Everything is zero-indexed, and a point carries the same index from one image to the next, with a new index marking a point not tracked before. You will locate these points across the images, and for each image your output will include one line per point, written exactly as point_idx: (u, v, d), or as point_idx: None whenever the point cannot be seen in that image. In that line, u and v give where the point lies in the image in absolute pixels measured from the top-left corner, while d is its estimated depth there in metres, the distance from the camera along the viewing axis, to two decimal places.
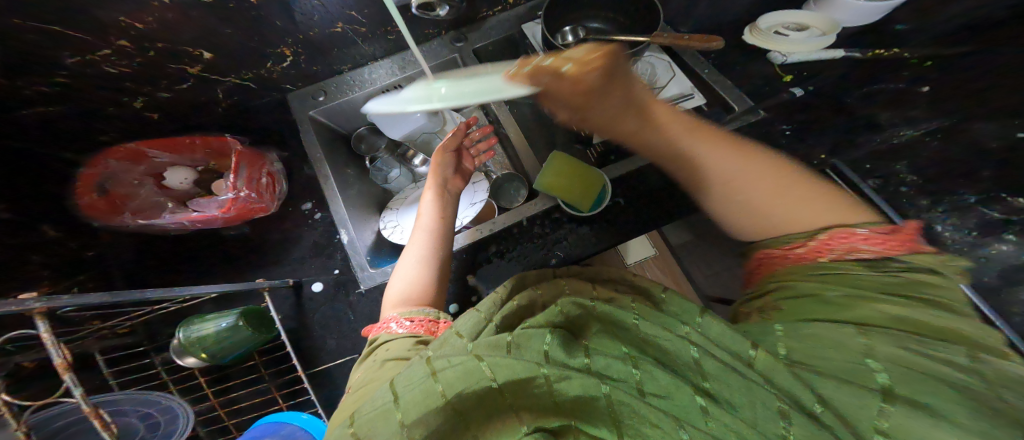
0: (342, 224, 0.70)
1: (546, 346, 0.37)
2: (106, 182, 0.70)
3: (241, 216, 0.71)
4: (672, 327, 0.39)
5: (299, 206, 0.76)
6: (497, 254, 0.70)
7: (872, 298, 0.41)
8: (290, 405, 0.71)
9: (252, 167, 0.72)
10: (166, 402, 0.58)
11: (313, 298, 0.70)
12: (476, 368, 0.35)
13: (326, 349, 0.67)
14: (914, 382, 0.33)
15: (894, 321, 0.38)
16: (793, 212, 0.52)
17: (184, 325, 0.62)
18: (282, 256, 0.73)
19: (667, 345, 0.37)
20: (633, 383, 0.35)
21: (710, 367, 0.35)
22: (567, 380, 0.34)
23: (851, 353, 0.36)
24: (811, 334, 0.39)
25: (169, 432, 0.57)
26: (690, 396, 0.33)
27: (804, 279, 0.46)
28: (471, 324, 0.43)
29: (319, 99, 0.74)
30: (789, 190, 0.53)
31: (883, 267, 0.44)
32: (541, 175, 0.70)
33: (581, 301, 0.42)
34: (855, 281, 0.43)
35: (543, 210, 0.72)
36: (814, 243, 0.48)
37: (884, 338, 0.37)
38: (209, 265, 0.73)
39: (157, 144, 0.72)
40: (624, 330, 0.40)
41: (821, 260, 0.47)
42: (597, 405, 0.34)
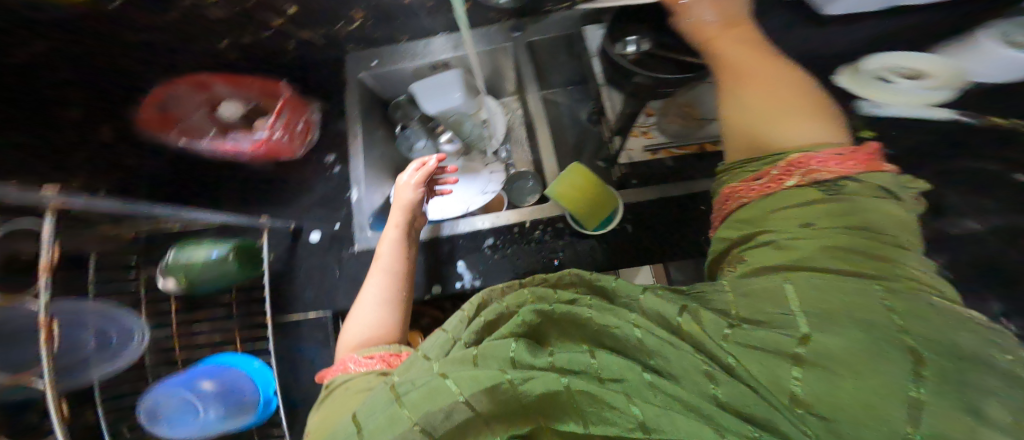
0: (355, 181, 0.70)
1: (511, 353, 0.32)
2: (168, 103, 0.72)
3: (269, 155, 0.74)
4: (619, 313, 0.36)
5: (323, 157, 0.78)
6: (492, 247, 0.67)
7: (815, 233, 0.40)
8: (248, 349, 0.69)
9: (293, 113, 0.76)
10: (127, 324, 0.56)
11: (308, 246, 0.70)
12: (441, 386, 0.29)
13: (302, 300, 0.68)
14: (827, 325, 0.32)
15: (827, 259, 0.38)
16: (782, 125, 0.49)
17: (176, 246, 0.60)
18: (293, 199, 0.75)
19: (614, 329, 0.34)
20: (591, 373, 0.31)
21: (652, 343, 0.33)
22: (533, 379, 0.29)
23: (782, 305, 0.35)
24: (750, 287, 0.38)
25: (116, 355, 0.53)
26: (638, 372, 0.31)
27: (767, 219, 0.45)
28: (439, 345, 0.37)
29: (372, 63, 0.76)
30: (802, 113, 0.49)
31: (838, 190, 0.43)
32: (554, 184, 0.61)
33: (541, 308, 0.37)
34: (818, 211, 0.42)
35: (548, 218, 0.67)
36: (773, 174, 0.46)
37: (824, 285, 0.35)
38: (224, 193, 0.75)
39: (223, 77, 0.74)
40: (582, 324, 0.36)
41: (783, 191, 0.45)
42: (559, 400, 0.29)
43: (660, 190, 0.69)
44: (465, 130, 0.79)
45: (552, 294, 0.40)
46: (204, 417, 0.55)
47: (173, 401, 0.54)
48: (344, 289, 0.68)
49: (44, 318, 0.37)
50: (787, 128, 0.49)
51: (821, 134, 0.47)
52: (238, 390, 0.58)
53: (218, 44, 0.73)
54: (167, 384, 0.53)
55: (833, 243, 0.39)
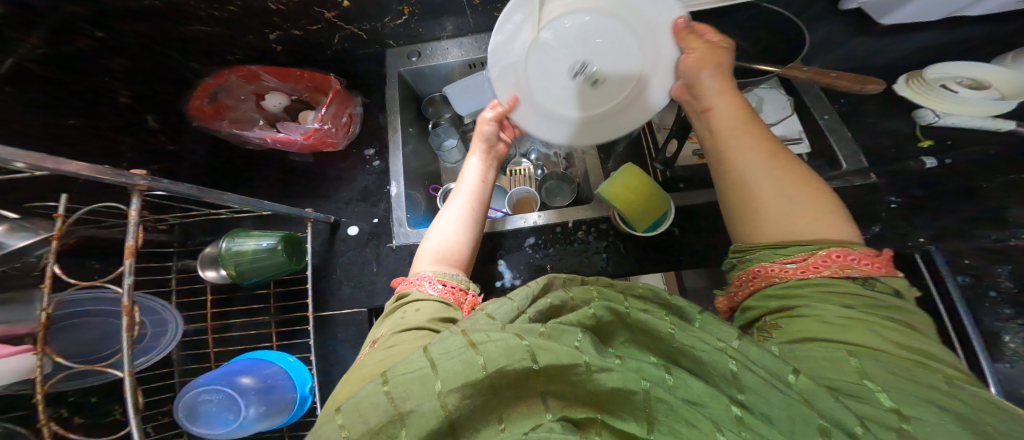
0: (394, 177, 0.72)
1: (577, 342, 0.32)
2: (219, 94, 0.78)
3: (314, 146, 0.75)
4: (710, 340, 0.33)
5: (362, 151, 0.80)
6: (533, 246, 0.66)
7: (860, 317, 0.36)
8: (281, 346, 0.71)
9: (340, 105, 0.77)
10: (164, 316, 0.55)
11: (346, 240, 0.72)
12: (517, 346, 0.29)
13: (339, 295, 0.69)
14: (903, 398, 0.29)
15: (879, 342, 0.34)
16: (800, 219, 0.42)
17: (229, 236, 0.61)
18: (331, 193, 0.77)
19: (704, 354, 0.32)
20: (667, 386, 0.30)
21: (748, 380, 0.29)
22: (607, 371, 0.29)
23: (842, 371, 0.32)
24: (805, 353, 0.34)
25: (148, 349, 0.53)
26: (725, 404, 0.29)
27: (800, 295, 0.40)
28: (503, 310, 0.36)
29: (411, 59, 0.78)
30: (818, 196, 0.43)
31: (872, 286, 0.38)
32: (606, 184, 0.59)
33: (614, 307, 0.36)
34: (851, 297, 0.38)
35: (590, 219, 0.67)
36: (808, 260, 0.40)
37: (890, 366, 0.32)
38: (265, 183, 0.77)
39: (272, 70, 0.80)
40: (660, 337, 0.34)
41: (818, 277, 0.40)
42: (632, 401, 0.29)
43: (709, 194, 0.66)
44: None
45: (624, 298, 0.38)
46: (244, 415, 0.55)
47: (214, 397, 0.54)
48: (381, 284, 0.70)
49: (127, 303, 0.38)
50: (812, 216, 0.42)
51: (835, 228, 0.42)
52: (274, 387, 0.59)
53: (269, 37, 0.74)
54: (207, 375, 0.56)
55: (877, 331, 0.35)
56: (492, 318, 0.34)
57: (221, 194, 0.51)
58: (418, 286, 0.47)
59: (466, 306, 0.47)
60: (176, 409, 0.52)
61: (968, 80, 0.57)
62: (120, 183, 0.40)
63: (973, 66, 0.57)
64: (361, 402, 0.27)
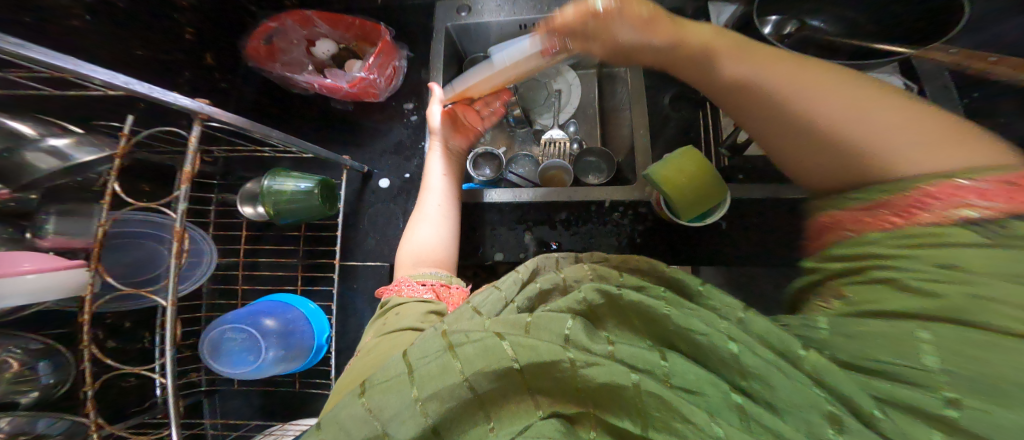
0: (430, 132, 0.70)
1: (566, 330, 0.29)
2: (274, 36, 0.78)
3: (357, 96, 0.75)
4: (708, 318, 0.29)
5: (401, 105, 0.79)
6: (563, 223, 0.63)
7: (967, 275, 0.25)
8: (304, 290, 0.73)
9: (387, 57, 0.74)
10: (202, 246, 0.58)
11: (376, 191, 0.73)
12: (495, 346, 0.26)
13: (364, 245, 0.70)
14: (1002, 391, 0.21)
15: (978, 311, 0.24)
16: (893, 159, 0.30)
17: (270, 175, 0.61)
18: (367, 143, 0.77)
19: (700, 336, 0.28)
20: (659, 375, 0.26)
21: (752, 363, 0.25)
22: (595, 365, 0.26)
23: (905, 354, 0.25)
24: (861, 330, 0.27)
25: (186, 276, 0.56)
26: (723, 391, 0.25)
27: (873, 253, 0.30)
28: (489, 301, 0.34)
29: (460, 14, 0.74)
30: (907, 118, 0.31)
31: (1005, 229, 0.25)
32: (657, 166, 0.54)
33: (606, 287, 0.32)
34: (955, 247, 0.26)
35: (630, 201, 0.62)
36: (896, 201, 0.30)
37: (983, 345, 0.23)
38: (306, 127, 0.79)
39: (325, 16, 0.79)
40: (655, 320, 0.30)
41: (910, 227, 0.29)
42: (620, 397, 0.25)
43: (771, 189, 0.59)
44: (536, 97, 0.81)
45: (617, 276, 0.36)
46: (263, 357, 0.57)
47: (237, 336, 0.56)
48: None
49: (179, 228, 0.39)
50: (904, 141, 0.30)
51: (953, 154, 0.29)
52: (293, 331, 0.61)
53: None
54: (237, 313, 0.58)
55: (986, 298, 0.24)
56: (476, 312, 0.32)
57: (271, 132, 0.52)
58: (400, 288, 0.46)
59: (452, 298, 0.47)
60: (200, 343, 0.54)
61: None
62: (184, 109, 0.40)
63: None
64: (339, 415, 0.26)
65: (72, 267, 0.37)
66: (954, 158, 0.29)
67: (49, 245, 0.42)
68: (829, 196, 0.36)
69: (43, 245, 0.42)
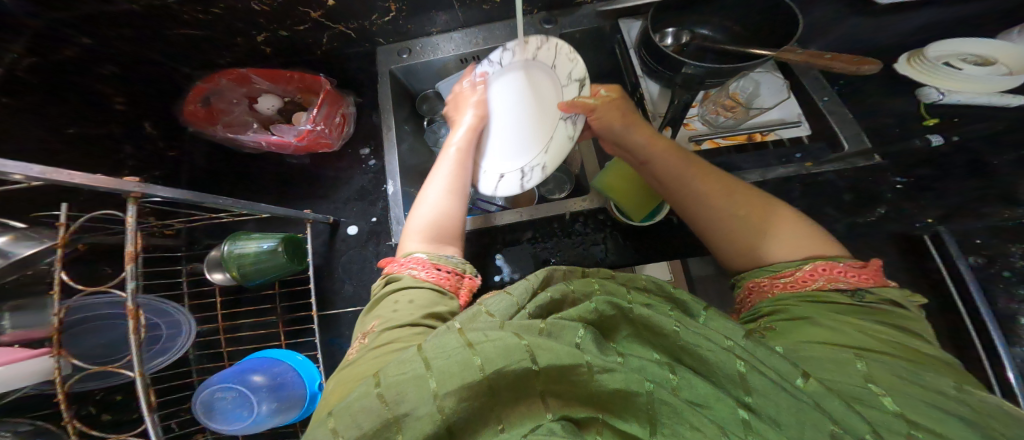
0: (391, 175, 0.71)
1: (578, 339, 0.32)
2: (211, 97, 0.78)
3: (309, 148, 0.75)
4: (714, 338, 0.34)
5: (358, 150, 0.79)
6: (531, 240, 0.67)
7: (853, 324, 0.38)
8: (290, 344, 0.72)
9: (332, 105, 0.76)
10: (177, 317, 0.57)
11: (346, 239, 0.73)
12: (514, 345, 0.30)
13: (342, 294, 0.70)
14: (911, 404, 0.30)
15: (871, 341, 0.36)
16: (773, 246, 0.47)
17: (230, 239, 0.61)
18: (329, 193, 0.77)
19: (708, 353, 0.32)
20: (669, 387, 0.31)
21: (757, 383, 0.30)
22: (609, 373, 0.30)
23: (847, 373, 0.33)
24: (807, 354, 0.35)
25: (167, 349, 0.55)
26: (731, 407, 0.29)
27: (795, 305, 0.42)
28: (503, 306, 0.37)
29: (403, 56, 0.78)
30: (775, 221, 0.47)
31: (863, 298, 0.41)
32: (601, 175, 0.62)
33: (617, 302, 0.36)
34: (838, 307, 0.40)
35: (588, 210, 0.66)
36: (798, 274, 0.44)
37: (889, 368, 0.33)
38: (263, 186, 0.78)
39: (262, 73, 0.78)
40: (662, 335, 0.34)
41: (809, 290, 0.42)
42: (636, 402, 0.29)
43: None
44: None
45: (625, 293, 0.40)
46: (257, 411, 0.57)
47: (227, 395, 0.56)
48: None
49: (132, 306, 0.38)
50: (777, 238, 0.47)
51: (811, 246, 0.46)
52: (283, 386, 0.60)
53: (257, 39, 0.74)
54: (221, 375, 0.57)
55: (869, 333, 0.37)
56: (491, 315, 0.36)
57: (219, 199, 0.51)
58: (408, 269, 0.47)
59: (462, 292, 0.48)
60: (193, 408, 0.54)
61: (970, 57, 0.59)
62: (114, 191, 0.39)
63: (973, 42, 0.59)
64: (352, 406, 0.28)
65: (37, 356, 0.37)
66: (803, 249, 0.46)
67: (10, 339, 0.40)
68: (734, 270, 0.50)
69: (2, 340, 0.40)
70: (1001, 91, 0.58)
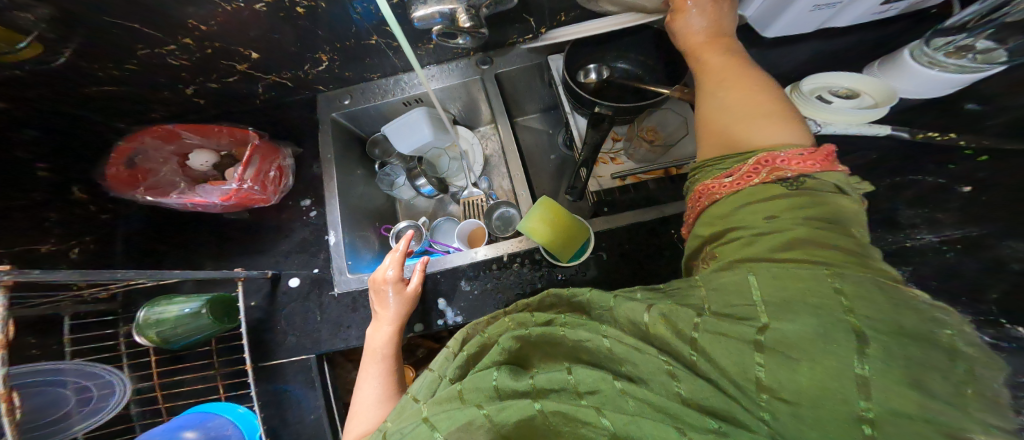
0: (332, 226, 0.73)
1: (494, 382, 0.35)
2: (136, 158, 0.75)
3: (242, 205, 0.73)
4: (594, 328, 0.38)
5: (299, 201, 0.78)
6: (470, 284, 0.67)
7: (780, 225, 0.36)
8: (231, 397, 0.68)
9: (264, 160, 0.74)
10: (108, 378, 0.58)
11: (287, 292, 0.70)
12: (423, 432, 0.30)
13: (283, 346, 0.67)
14: (780, 311, 0.31)
15: (795, 254, 0.34)
16: (753, 141, 0.43)
17: (147, 305, 0.59)
18: (271, 246, 0.74)
19: (586, 342, 0.37)
20: (570, 390, 0.33)
21: (620, 350, 0.35)
22: (506, 408, 0.31)
23: (743, 295, 0.33)
24: (722, 281, 0.35)
25: (99, 409, 0.57)
26: (609, 382, 0.33)
27: (732, 215, 0.40)
28: (425, 385, 0.38)
29: (344, 102, 0.82)
30: (756, 123, 0.44)
31: (798, 187, 0.38)
32: (525, 219, 0.60)
33: (519, 333, 0.39)
34: (770, 208, 0.38)
35: (525, 251, 0.68)
36: (744, 170, 0.41)
37: (782, 274, 0.32)
38: (203, 241, 0.75)
39: (190, 127, 0.78)
40: (556, 341, 0.39)
41: (751, 188, 0.40)
42: (537, 425, 0.31)
43: (633, 215, 0.67)
44: (442, 165, 0.86)
45: (530, 318, 0.43)
46: None
47: None
48: (326, 331, 0.67)
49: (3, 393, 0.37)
50: (764, 138, 0.43)
51: (784, 136, 0.42)
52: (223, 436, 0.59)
53: (186, 93, 0.73)
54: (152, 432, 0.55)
55: (799, 239, 0.34)
56: (415, 400, 0.37)
57: (114, 272, 0.49)
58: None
59: None
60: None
61: (841, 89, 0.60)
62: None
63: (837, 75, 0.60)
64: None
65: None
66: (771, 137, 0.42)
67: None
68: (706, 161, 0.46)
69: None
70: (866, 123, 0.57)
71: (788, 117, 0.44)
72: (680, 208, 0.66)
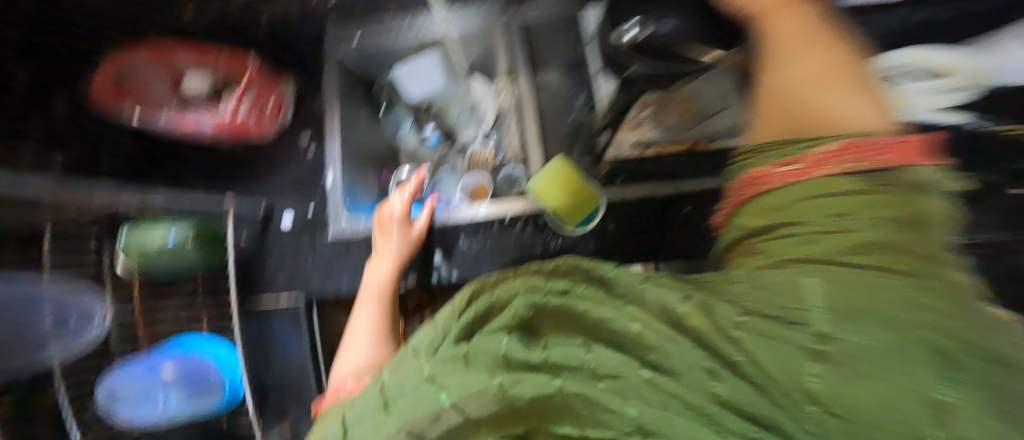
0: (330, 164, 0.68)
1: (502, 349, 0.31)
2: (125, 76, 0.65)
3: (236, 133, 0.68)
4: (618, 310, 0.35)
5: (297, 138, 0.73)
6: (466, 241, 0.66)
7: (850, 224, 0.39)
8: (213, 331, 0.67)
9: (264, 92, 0.71)
10: (92, 308, 0.56)
11: (280, 230, 0.68)
12: (424, 390, 0.27)
13: (274, 284, 0.66)
14: (843, 320, 0.31)
15: (857, 257, 0.37)
16: (841, 118, 0.45)
17: (128, 222, 0.60)
18: (266, 180, 0.71)
19: (612, 322, 0.34)
20: (588, 370, 0.30)
21: (652, 338, 0.32)
22: (520, 382, 0.27)
23: (800, 299, 0.34)
24: (768, 281, 0.37)
25: (77, 337, 0.52)
26: (636, 370, 0.30)
27: (792, 207, 0.43)
28: (428, 339, 0.35)
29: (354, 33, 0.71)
30: (852, 95, 0.46)
31: (886, 185, 0.39)
32: (535, 179, 0.57)
33: (534, 300, 0.35)
34: (841, 205, 0.40)
35: (529, 213, 0.65)
36: (812, 158, 0.43)
37: (851, 278, 0.35)
38: (192, 171, 0.71)
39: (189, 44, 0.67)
40: (576, 316, 0.35)
41: (811, 180, 0.42)
42: (554, 404, 0.27)
43: (645, 190, 0.64)
44: (450, 116, 0.79)
45: (545, 284, 0.39)
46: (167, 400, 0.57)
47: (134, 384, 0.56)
48: (318, 273, 0.66)
49: None
50: (858, 113, 0.45)
51: (873, 118, 0.44)
52: (205, 374, 0.59)
53: None
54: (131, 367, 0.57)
55: (868, 241, 0.37)
56: (416, 354, 0.34)
57: None
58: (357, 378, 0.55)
59: None
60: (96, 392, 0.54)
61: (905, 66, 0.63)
62: None
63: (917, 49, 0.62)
64: None
65: None
66: (870, 118, 0.44)
67: None
68: (767, 147, 0.47)
69: None
70: (947, 108, 0.61)
71: (870, 103, 0.46)
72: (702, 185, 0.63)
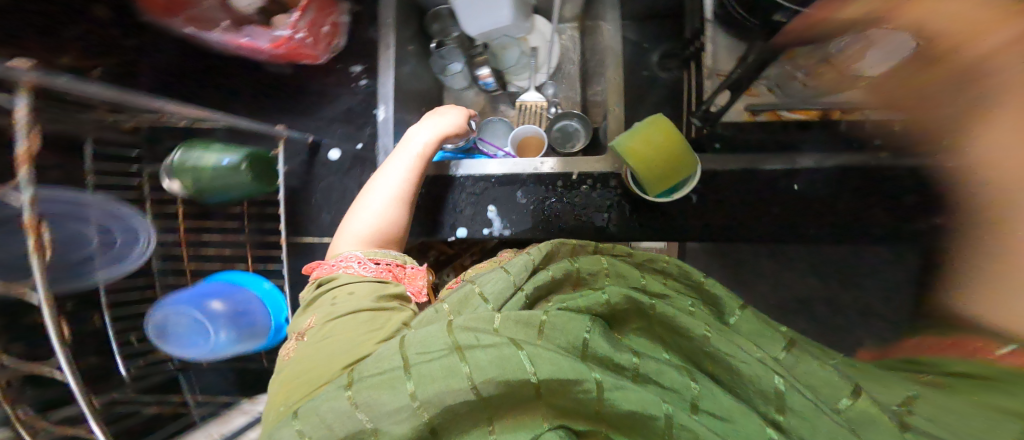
0: (382, 99, 0.62)
1: (585, 334, 0.27)
2: None
3: (288, 57, 0.63)
4: (746, 348, 0.29)
5: (349, 67, 0.67)
6: (524, 193, 0.58)
7: None
8: (258, 269, 0.64)
9: (319, 11, 0.62)
10: (135, 226, 0.50)
11: (326, 164, 0.63)
12: (511, 355, 0.23)
13: (318, 222, 0.62)
14: None
15: None
16: None
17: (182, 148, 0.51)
18: (314, 110, 0.66)
19: (739, 363, 0.27)
20: (687, 397, 0.25)
21: (795, 401, 0.25)
22: (622, 390, 0.23)
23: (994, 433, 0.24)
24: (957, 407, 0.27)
25: (121, 259, 0.49)
26: (757, 421, 0.24)
27: None
28: (498, 287, 0.31)
29: None
30: None
31: None
32: (625, 136, 0.48)
33: (635, 296, 0.31)
34: None
35: (600, 173, 0.58)
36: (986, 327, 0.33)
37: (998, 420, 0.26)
38: (237, 93, 0.67)
39: None
40: (688, 336, 0.30)
41: None
42: (649, 426, 0.23)
43: (741, 159, 0.56)
44: (508, 58, 0.71)
45: (638, 277, 0.36)
46: (214, 339, 0.49)
47: (183, 320, 0.48)
48: None
49: (32, 219, 0.29)
50: None
51: None
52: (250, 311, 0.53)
53: None
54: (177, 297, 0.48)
55: None
56: (485, 301, 0.30)
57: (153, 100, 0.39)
58: (342, 268, 0.41)
59: (405, 280, 0.42)
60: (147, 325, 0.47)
61: None
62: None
63: None
64: (321, 407, 0.23)
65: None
66: None
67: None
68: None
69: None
70: None
71: None
72: (802, 157, 0.55)
